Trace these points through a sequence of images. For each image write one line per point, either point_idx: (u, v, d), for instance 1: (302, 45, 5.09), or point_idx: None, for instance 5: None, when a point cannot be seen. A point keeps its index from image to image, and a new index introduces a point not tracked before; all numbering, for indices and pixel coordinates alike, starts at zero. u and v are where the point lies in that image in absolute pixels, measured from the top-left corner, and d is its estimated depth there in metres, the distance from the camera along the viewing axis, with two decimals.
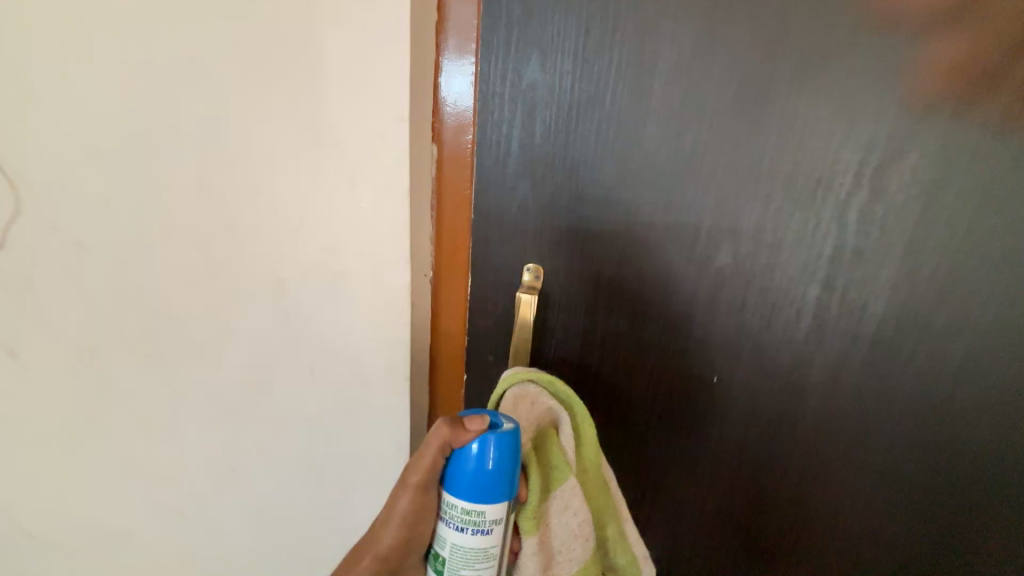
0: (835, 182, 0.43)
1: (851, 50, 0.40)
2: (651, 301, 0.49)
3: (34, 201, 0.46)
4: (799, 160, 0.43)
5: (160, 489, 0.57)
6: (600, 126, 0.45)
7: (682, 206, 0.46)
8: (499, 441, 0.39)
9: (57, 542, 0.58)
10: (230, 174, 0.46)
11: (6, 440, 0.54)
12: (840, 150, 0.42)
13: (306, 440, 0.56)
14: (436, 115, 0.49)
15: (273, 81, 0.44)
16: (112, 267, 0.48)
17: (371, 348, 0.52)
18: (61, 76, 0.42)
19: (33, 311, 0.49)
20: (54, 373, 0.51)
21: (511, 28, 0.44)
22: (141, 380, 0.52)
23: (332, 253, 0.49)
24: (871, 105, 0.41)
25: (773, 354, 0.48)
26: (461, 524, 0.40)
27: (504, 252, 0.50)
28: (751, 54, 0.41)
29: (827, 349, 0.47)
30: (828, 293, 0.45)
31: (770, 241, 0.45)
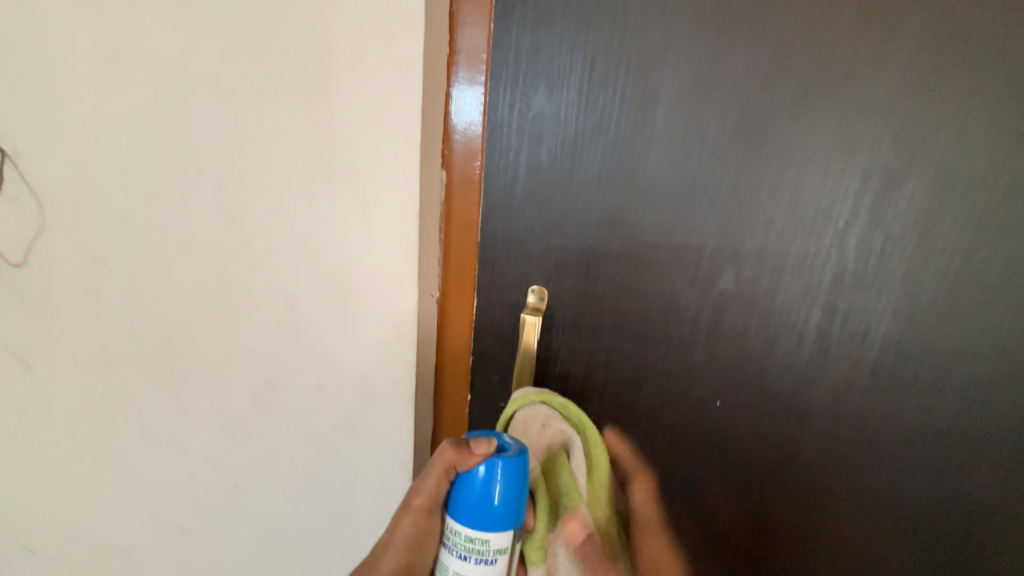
0: (834, 210, 0.44)
1: (846, 83, 0.42)
2: (654, 323, 0.49)
3: (51, 217, 0.46)
4: (799, 187, 0.44)
5: (163, 504, 0.56)
6: (604, 154, 0.47)
7: (684, 231, 0.47)
8: (505, 467, 0.40)
9: (57, 558, 0.57)
10: (248, 196, 0.48)
11: (4, 457, 0.52)
12: (838, 179, 0.43)
13: (310, 457, 0.56)
14: (446, 140, 0.51)
15: (293, 109, 0.46)
16: (127, 283, 0.49)
17: (378, 364, 0.53)
18: (85, 97, 0.43)
19: (41, 326, 0.49)
20: (59, 390, 0.51)
21: (519, 61, 0.46)
22: (149, 396, 0.53)
23: (343, 273, 0.51)
24: (867, 136, 0.42)
25: (776, 378, 0.48)
26: (465, 552, 0.40)
27: (510, 273, 0.52)
28: (750, 86, 0.43)
29: (831, 373, 0.47)
30: (830, 317, 0.46)
31: (771, 265, 0.46)
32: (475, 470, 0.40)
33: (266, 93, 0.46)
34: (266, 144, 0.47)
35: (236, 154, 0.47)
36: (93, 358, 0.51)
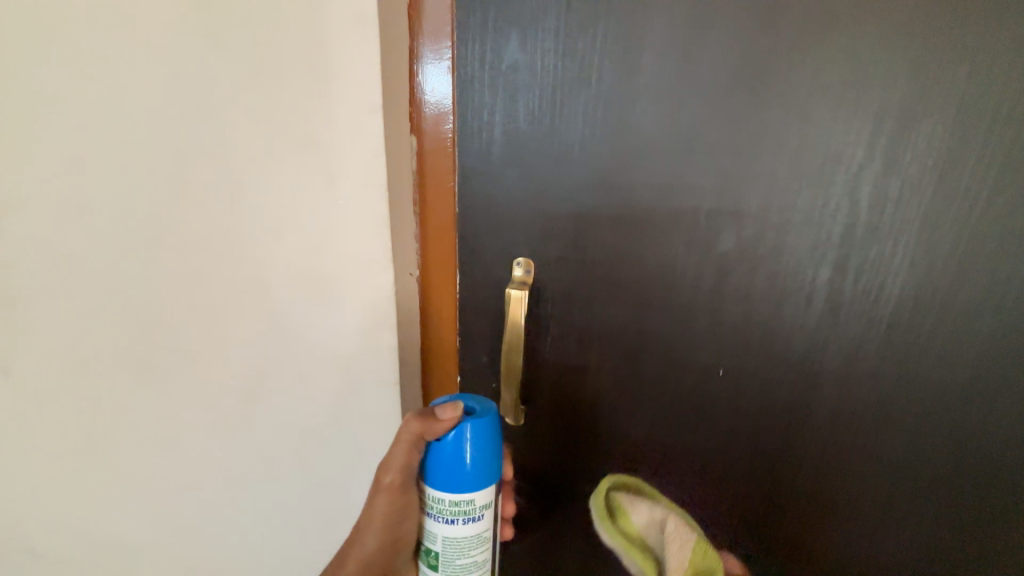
0: (844, 155, 0.39)
1: (858, 8, 0.37)
2: (651, 292, 0.46)
3: None
4: (805, 134, 0.40)
5: None
6: (588, 109, 0.42)
7: (683, 188, 0.43)
8: (476, 427, 0.43)
9: None
10: (168, 172, 0.39)
11: None
12: (849, 121, 0.39)
13: (299, 451, 0.54)
14: (414, 106, 0.47)
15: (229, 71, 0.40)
16: None
17: (360, 347, 0.51)
18: None
19: None
20: None
21: (488, 7, 0.41)
22: None
23: (314, 255, 0.47)
24: (882, 68, 0.37)
25: (783, 343, 0.45)
26: (451, 516, 0.43)
27: (494, 247, 0.48)
28: (749, 21, 0.38)
29: (842, 334, 0.44)
30: (840, 275, 0.42)
31: (776, 222, 0.42)
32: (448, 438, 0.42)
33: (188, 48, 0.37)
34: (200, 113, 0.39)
35: None
36: None
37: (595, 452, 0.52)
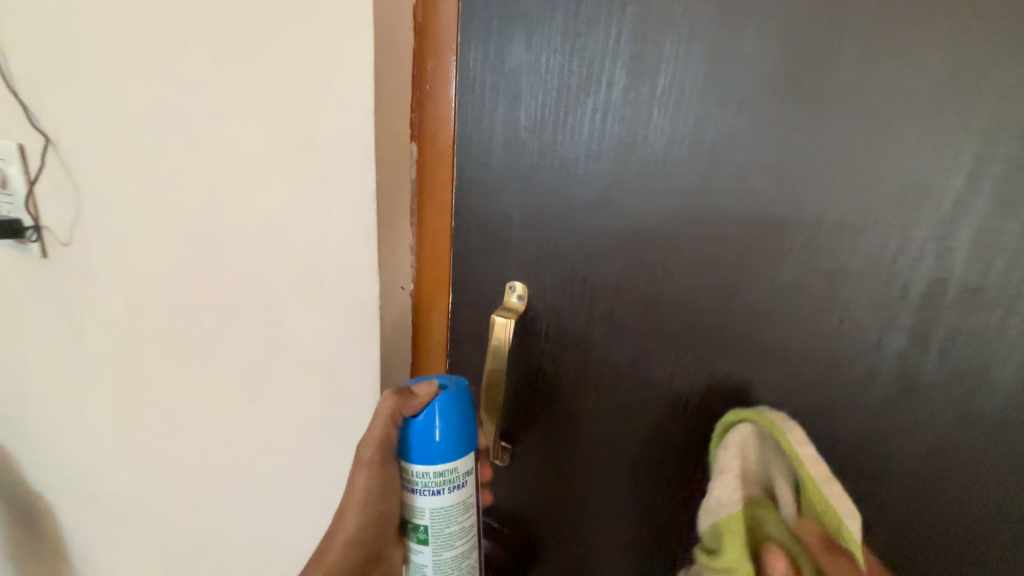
0: (935, 185, 0.27)
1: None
2: (660, 338, 0.37)
3: (130, 199, 0.58)
4: (886, 151, 0.28)
5: (203, 451, 0.66)
6: (596, 116, 0.36)
7: (706, 214, 0.34)
8: (452, 396, 0.38)
9: (155, 475, 0.74)
10: (229, 173, 0.48)
11: (130, 391, 0.70)
12: (954, 137, 0.27)
13: (293, 447, 0.55)
14: (417, 108, 0.43)
15: (258, 85, 0.43)
16: (170, 260, 0.57)
17: (344, 362, 0.48)
18: (140, 99, 0.52)
19: (133, 286, 0.63)
20: (146, 341, 0.65)
21: (492, 4, 0.37)
22: (188, 358, 0.61)
23: (309, 260, 0.46)
24: (1012, 63, 0.25)
25: (838, 434, 0.32)
26: (437, 487, 0.37)
27: (487, 267, 0.43)
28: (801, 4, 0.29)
29: (921, 431, 0.31)
30: (920, 348, 0.29)
31: (827, 267, 0.31)
32: (427, 406, 0.37)
33: (239, 71, 0.44)
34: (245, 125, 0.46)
35: (216, 136, 0.48)
36: (159, 318, 0.62)
37: (581, 512, 0.45)
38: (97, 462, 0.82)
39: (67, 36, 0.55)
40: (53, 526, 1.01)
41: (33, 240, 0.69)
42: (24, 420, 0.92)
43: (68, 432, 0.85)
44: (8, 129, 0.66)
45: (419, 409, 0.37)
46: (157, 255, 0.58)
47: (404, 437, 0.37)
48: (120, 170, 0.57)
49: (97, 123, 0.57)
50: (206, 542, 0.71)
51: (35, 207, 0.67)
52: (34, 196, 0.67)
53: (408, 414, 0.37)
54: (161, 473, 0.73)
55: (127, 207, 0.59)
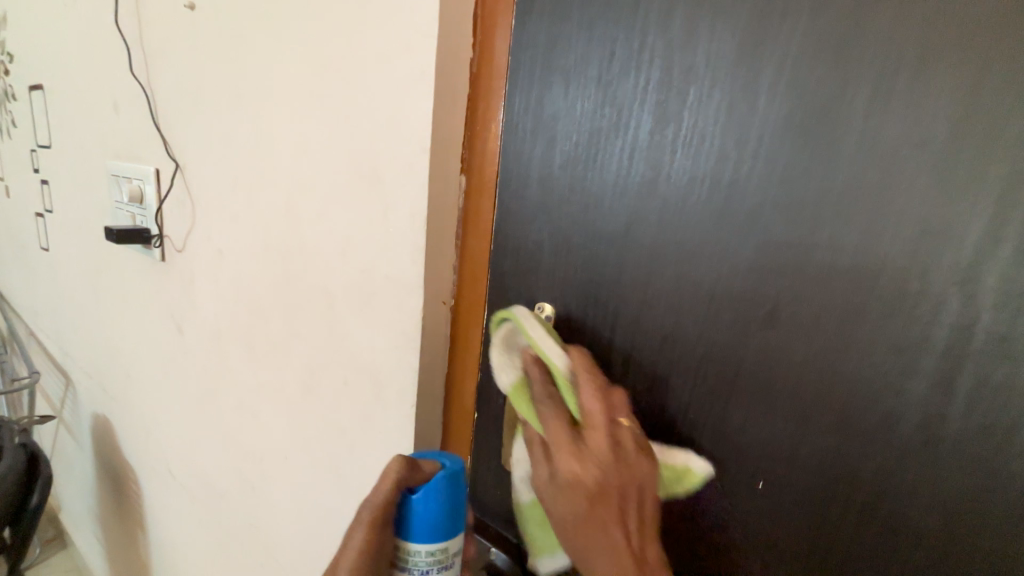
0: (957, 229, 0.27)
1: (993, 31, 0.26)
2: (678, 367, 0.39)
3: (231, 216, 0.69)
4: (904, 194, 0.29)
5: (262, 440, 0.74)
6: (623, 156, 0.39)
7: (723, 247, 0.35)
8: (450, 482, 0.44)
9: (221, 457, 0.83)
10: (309, 198, 0.57)
11: (212, 379, 0.81)
12: (973, 182, 0.27)
13: (336, 443, 0.61)
14: (468, 144, 0.48)
15: (339, 126, 0.52)
16: (255, 267, 0.67)
17: (387, 368, 0.53)
18: (249, 135, 0.63)
19: (224, 289, 0.74)
20: (228, 337, 0.75)
21: (536, 59, 0.42)
22: (259, 355, 0.70)
23: (366, 275, 0.53)
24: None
25: (848, 478, 0.32)
26: (427, 567, 0.43)
27: (520, 289, 0.47)
28: (816, 54, 0.30)
29: (939, 488, 0.29)
30: (941, 394, 0.29)
31: (843, 305, 0.31)
32: (429, 484, 0.43)
33: (327, 115, 0.53)
34: (326, 158, 0.54)
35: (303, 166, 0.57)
36: (239, 318, 0.72)
37: None
38: (178, 441, 0.94)
39: (203, 85, 0.69)
40: (138, 495, 1.15)
41: (156, 247, 0.83)
42: (127, 398, 1.08)
43: (159, 412, 0.98)
44: (151, 156, 0.82)
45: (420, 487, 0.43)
46: (246, 263, 0.69)
47: (404, 514, 0.43)
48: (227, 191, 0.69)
49: (214, 153, 0.70)
50: (255, 524, 0.79)
51: (161, 220, 0.82)
52: (163, 210, 0.82)
53: (412, 490, 0.43)
54: (226, 456, 0.82)
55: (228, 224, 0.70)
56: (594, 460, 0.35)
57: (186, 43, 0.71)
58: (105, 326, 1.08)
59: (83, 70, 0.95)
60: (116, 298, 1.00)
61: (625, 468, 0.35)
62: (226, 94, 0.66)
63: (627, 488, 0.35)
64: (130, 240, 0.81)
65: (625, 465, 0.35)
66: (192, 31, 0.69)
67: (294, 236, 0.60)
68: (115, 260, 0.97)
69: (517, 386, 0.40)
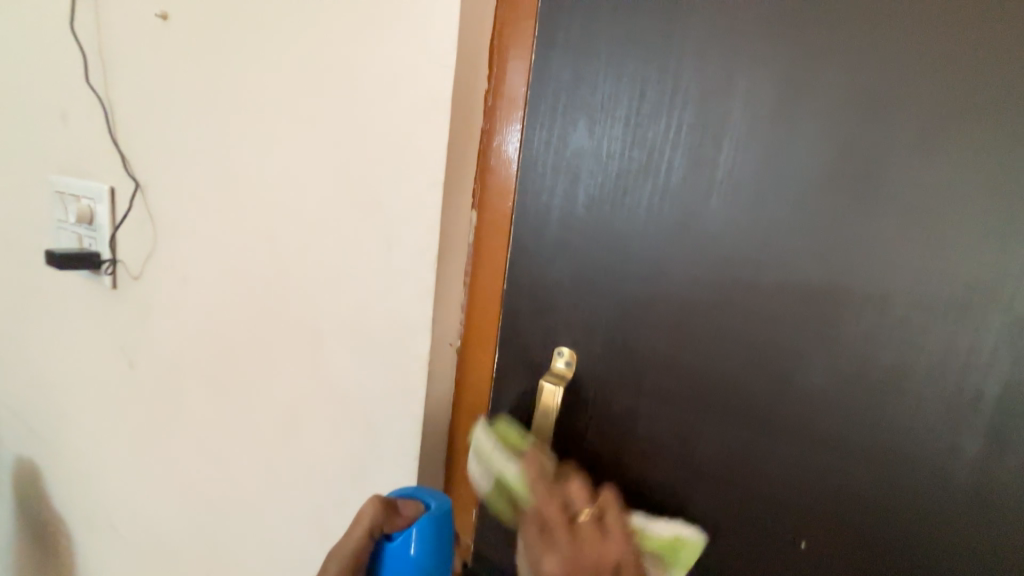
0: (1014, 288, 0.28)
1: (1020, 104, 0.27)
2: (716, 418, 0.38)
3: (200, 241, 0.63)
4: (940, 253, 0.30)
5: (224, 494, 0.65)
6: (652, 198, 0.38)
7: (762, 301, 0.35)
8: (432, 530, 0.38)
9: (175, 510, 0.74)
10: (296, 226, 0.52)
11: (167, 422, 0.72)
12: (1005, 243, 0.28)
13: (317, 498, 0.55)
14: (480, 177, 0.46)
15: (334, 151, 0.47)
16: (228, 300, 0.61)
17: (384, 415, 0.48)
18: (227, 155, 0.58)
19: (188, 321, 0.66)
20: (190, 375, 0.67)
21: (559, 94, 0.41)
22: (227, 397, 0.63)
23: (360, 312, 0.48)
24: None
25: (893, 526, 0.33)
26: None
27: (536, 331, 0.44)
28: (859, 109, 0.31)
29: (971, 533, 0.31)
30: (971, 442, 0.30)
31: (897, 361, 0.32)
32: (406, 530, 0.38)
33: (320, 138, 0.48)
34: (317, 185, 0.49)
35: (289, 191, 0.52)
36: (206, 354, 0.65)
37: None
38: (122, 490, 0.83)
39: (172, 99, 0.63)
40: (69, 553, 1.00)
41: (107, 273, 0.74)
42: (60, 441, 0.95)
43: (99, 457, 0.86)
44: (105, 173, 0.74)
45: (397, 531, 0.38)
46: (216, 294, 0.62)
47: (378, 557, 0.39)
48: (196, 215, 0.62)
49: (183, 173, 0.63)
50: None
51: (115, 243, 0.74)
52: (116, 232, 0.73)
53: (387, 534, 0.38)
54: (182, 509, 0.72)
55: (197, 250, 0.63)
56: (558, 550, 0.34)
57: (154, 52, 0.64)
58: (37, 359, 0.96)
59: (24, 75, 0.85)
60: (54, 328, 0.89)
61: (589, 564, 0.33)
62: (200, 110, 0.60)
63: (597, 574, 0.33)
64: (75, 266, 0.71)
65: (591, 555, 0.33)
66: (161, 40, 0.63)
67: (277, 268, 0.55)
68: (54, 286, 0.86)
69: (491, 491, 0.39)
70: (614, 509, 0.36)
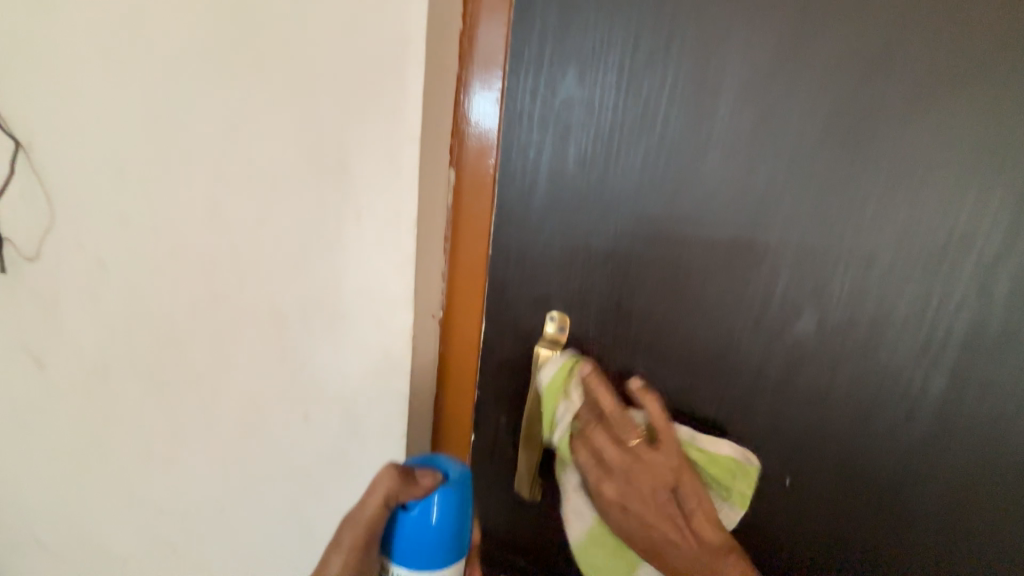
0: (976, 235, 0.33)
1: (975, 66, 0.31)
2: (709, 369, 0.41)
3: (51, 217, 0.46)
4: (903, 208, 0.34)
5: (160, 508, 0.56)
6: (646, 155, 0.37)
7: (754, 262, 0.37)
8: (450, 499, 0.35)
9: (79, 546, 0.61)
10: (225, 191, 0.43)
11: (38, 451, 0.56)
12: (959, 192, 0.33)
13: (294, 486, 0.51)
14: (456, 134, 0.42)
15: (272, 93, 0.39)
16: (119, 289, 0.48)
17: (367, 394, 0.45)
18: (71, 89, 0.41)
19: (54, 322, 0.50)
20: (72, 386, 0.53)
21: (545, 38, 0.38)
22: (145, 404, 0.52)
23: (329, 286, 0.43)
24: (1004, 141, 0.31)
25: (867, 446, 0.39)
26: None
27: (527, 296, 0.44)
28: (852, 68, 0.33)
29: (925, 443, 0.38)
30: (919, 362, 0.36)
31: (874, 306, 0.36)
32: (425, 500, 0.35)
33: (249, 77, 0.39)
34: (251, 139, 0.41)
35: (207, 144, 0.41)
36: (96, 358, 0.51)
37: None
38: None
39: None
40: None
41: None
42: None
43: None
44: None
45: (414, 501, 0.35)
46: (96, 283, 0.48)
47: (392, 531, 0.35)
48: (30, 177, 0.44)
49: None
50: None
51: None
52: None
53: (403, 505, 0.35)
54: (91, 544, 0.60)
55: (47, 227, 0.46)
56: (617, 475, 0.39)
57: None
58: None
59: None
60: None
61: (655, 470, 0.38)
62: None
63: (657, 486, 0.38)
64: None
65: (650, 468, 0.38)
66: None
67: (201, 243, 0.45)
68: None
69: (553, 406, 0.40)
70: (659, 411, 0.38)
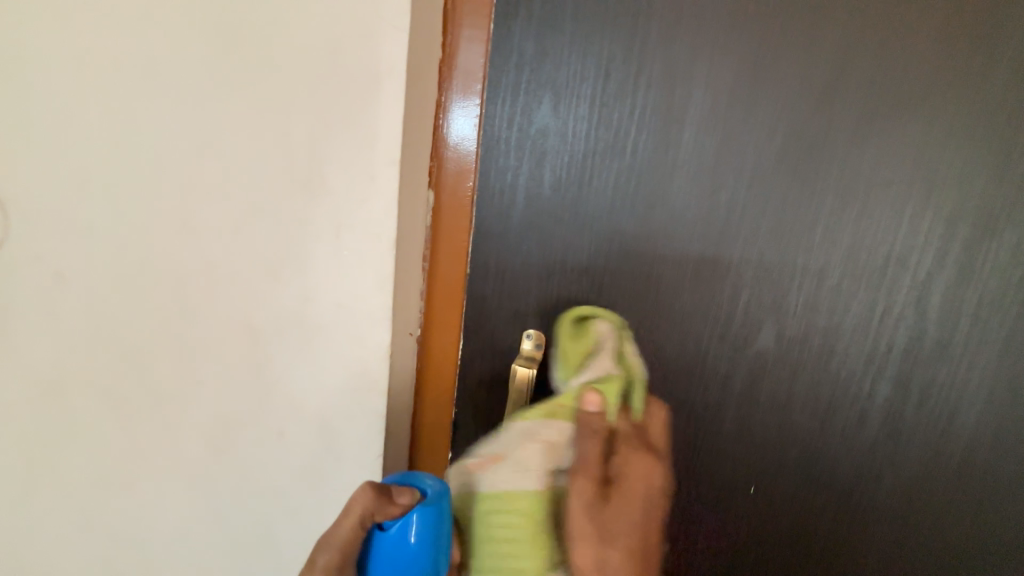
0: (911, 257, 0.37)
1: (901, 109, 0.35)
2: (680, 382, 0.42)
3: None
4: (848, 231, 0.37)
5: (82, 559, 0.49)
6: (618, 179, 0.40)
7: (718, 280, 0.40)
8: (430, 517, 0.35)
9: None
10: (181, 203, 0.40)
11: None
12: (894, 218, 0.37)
13: (258, 514, 0.48)
14: (435, 155, 0.43)
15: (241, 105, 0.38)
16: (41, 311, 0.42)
17: (342, 412, 0.44)
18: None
19: None
20: None
21: (523, 68, 0.40)
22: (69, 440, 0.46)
23: (304, 304, 0.42)
24: (927, 173, 0.36)
25: (824, 452, 0.42)
26: None
27: (505, 313, 0.45)
28: (799, 106, 0.36)
29: (873, 447, 0.41)
30: (867, 372, 0.39)
31: (826, 321, 0.39)
32: (404, 518, 0.34)
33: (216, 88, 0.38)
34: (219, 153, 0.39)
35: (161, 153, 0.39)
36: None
37: None
38: None
39: None
40: None
41: None
42: None
43: None
44: None
45: (392, 519, 0.34)
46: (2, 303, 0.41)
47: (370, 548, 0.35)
48: None
49: None
50: None
51: None
52: None
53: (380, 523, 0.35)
54: None
55: None
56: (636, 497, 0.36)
57: None
58: None
59: None
60: None
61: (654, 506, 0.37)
62: None
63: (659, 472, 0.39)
64: None
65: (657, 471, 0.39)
66: None
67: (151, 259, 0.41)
68: None
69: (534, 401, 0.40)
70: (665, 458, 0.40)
